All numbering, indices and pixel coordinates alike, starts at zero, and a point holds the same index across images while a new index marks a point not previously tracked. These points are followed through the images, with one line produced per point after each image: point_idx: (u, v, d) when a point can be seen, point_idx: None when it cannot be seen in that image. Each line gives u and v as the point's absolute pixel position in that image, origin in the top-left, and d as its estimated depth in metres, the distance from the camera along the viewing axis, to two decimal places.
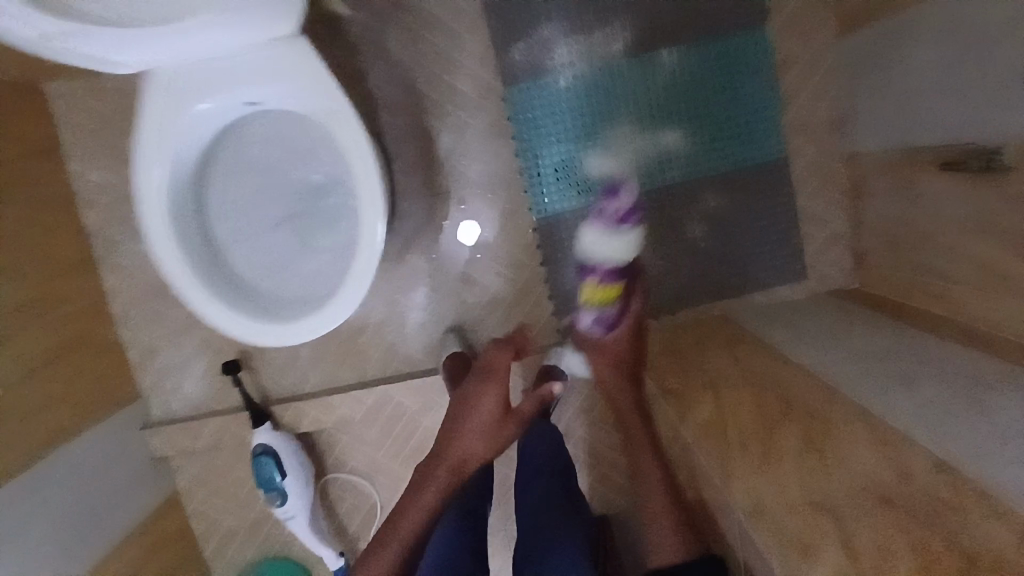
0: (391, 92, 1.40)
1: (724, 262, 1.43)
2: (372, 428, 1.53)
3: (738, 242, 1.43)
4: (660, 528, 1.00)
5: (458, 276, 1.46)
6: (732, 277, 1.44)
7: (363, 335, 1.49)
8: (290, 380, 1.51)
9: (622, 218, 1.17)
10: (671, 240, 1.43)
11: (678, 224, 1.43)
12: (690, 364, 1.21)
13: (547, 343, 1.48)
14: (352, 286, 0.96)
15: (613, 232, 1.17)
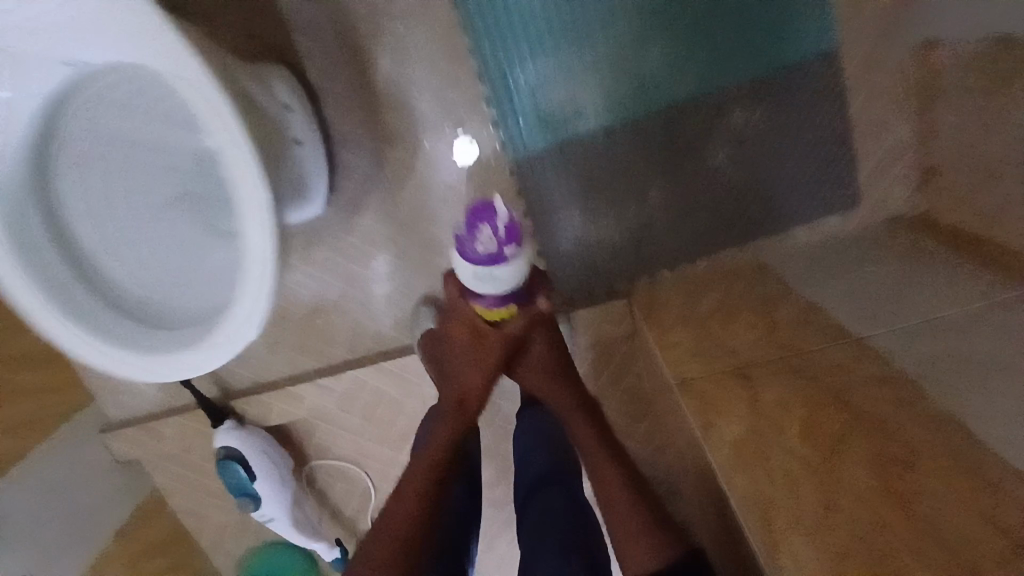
0: (310, 11, 1.07)
1: (749, 196, 1.19)
2: (351, 415, 1.36)
3: (765, 170, 1.18)
4: (628, 531, 0.92)
5: (426, 239, 1.20)
6: (759, 213, 1.19)
7: (323, 315, 1.27)
8: (251, 371, 1.33)
9: (501, 245, 0.83)
10: (683, 173, 1.17)
11: (692, 152, 1.16)
12: (711, 341, 1.00)
13: None
14: (242, 311, 0.75)
15: (495, 266, 0.84)
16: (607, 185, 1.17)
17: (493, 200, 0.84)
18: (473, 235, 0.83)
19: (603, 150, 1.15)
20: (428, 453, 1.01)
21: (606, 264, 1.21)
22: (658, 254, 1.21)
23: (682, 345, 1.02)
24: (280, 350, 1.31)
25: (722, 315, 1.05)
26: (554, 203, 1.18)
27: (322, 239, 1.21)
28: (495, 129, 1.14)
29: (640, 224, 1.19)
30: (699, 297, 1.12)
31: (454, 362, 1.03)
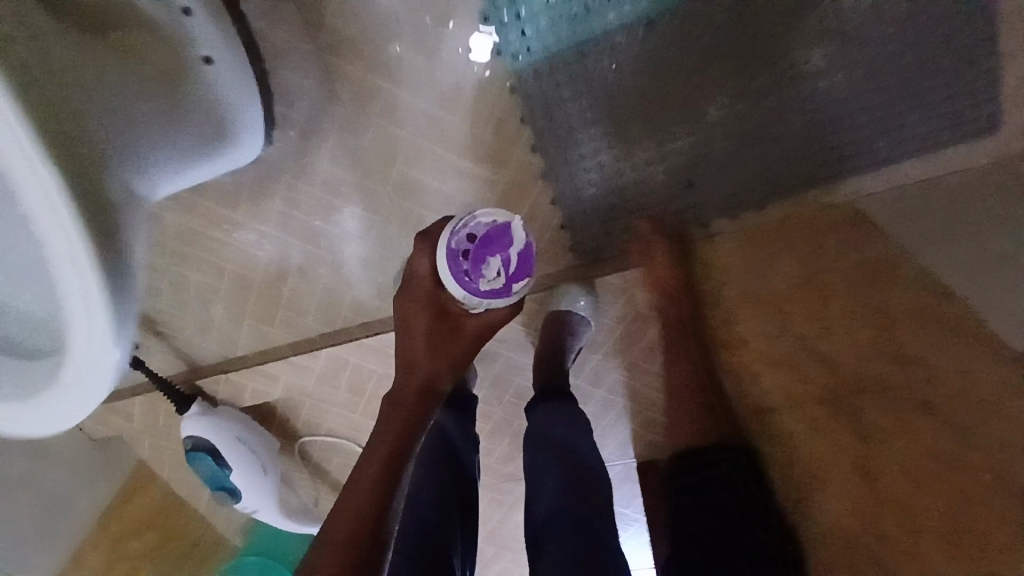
0: None
1: (855, 113, 0.81)
2: (336, 393, 1.15)
3: (881, 74, 0.80)
4: (677, 416, 0.85)
5: (404, 185, 0.92)
6: (869, 138, 0.81)
7: (287, 282, 1.02)
8: (213, 346, 1.11)
9: (509, 278, 0.71)
10: (753, 84, 0.83)
11: (767, 53, 0.82)
12: (797, 343, 0.84)
13: (557, 270, 0.97)
14: (85, 348, 0.53)
15: (498, 298, 0.71)
16: (642, 102, 0.85)
17: (508, 219, 0.71)
18: (478, 263, 0.70)
19: (638, 54, 0.83)
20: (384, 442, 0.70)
21: (639, 212, 0.90)
22: (712, 197, 0.87)
23: (762, 344, 0.86)
24: (241, 321, 1.07)
25: (818, 306, 0.83)
26: (568, 129, 0.87)
27: (272, 190, 0.94)
28: (490, 29, 0.84)
29: (688, 155, 0.86)
30: (780, 261, 0.85)
31: (412, 349, 0.75)
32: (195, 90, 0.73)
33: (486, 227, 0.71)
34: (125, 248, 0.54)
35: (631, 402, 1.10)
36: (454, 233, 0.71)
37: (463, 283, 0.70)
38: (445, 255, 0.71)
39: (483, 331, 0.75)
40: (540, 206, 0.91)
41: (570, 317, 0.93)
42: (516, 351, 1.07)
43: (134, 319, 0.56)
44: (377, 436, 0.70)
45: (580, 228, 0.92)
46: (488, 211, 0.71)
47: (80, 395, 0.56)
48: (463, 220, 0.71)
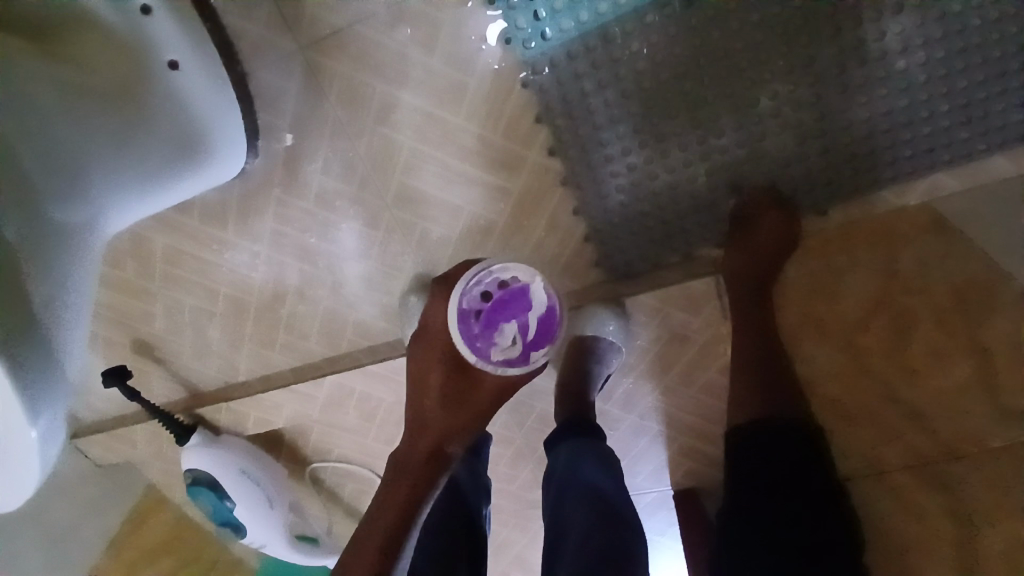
0: None
1: (939, 98, 0.67)
2: (344, 421, 1.05)
3: (984, 47, 0.64)
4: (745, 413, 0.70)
5: (410, 196, 0.82)
6: (951, 126, 0.68)
7: (288, 304, 0.93)
8: (214, 374, 1.03)
9: (526, 344, 0.68)
10: (815, 69, 0.67)
11: (835, 29, 0.65)
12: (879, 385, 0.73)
13: (583, 287, 0.85)
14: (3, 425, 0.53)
15: (514, 365, 0.68)
16: (679, 95, 0.70)
17: (529, 280, 0.68)
18: (492, 329, 0.68)
19: (674, 35, 0.68)
20: (393, 502, 0.67)
21: (673, 221, 0.78)
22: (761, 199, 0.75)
23: (831, 383, 0.75)
24: (239, 345, 0.99)
25: (903, 342, 0.72)
26: (591, 128, 0.74)
27: (262, 207, 0.85)
28: (497, 13, 0.70)
29: (733, 154, 0.73)
30: (854, 283, 0.74)
31: (427, 401, 0.71)
32: (149, 116, 0.66)
33: (502, 288, 0.68)
34: (37, 327, 0.53)
35: (670, 429, 0.98)
36: (466, 291, 0.68)
37: (476, 347, 0.67)
38: (456, 315, 0.68)
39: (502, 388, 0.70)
40: (559, 216, 0.80)
41: (597, 343, 0.83)
42: (537, 376, 0.96)
43: (60, 392, 0.55)
44: (386, 490, 0.68)
45: (609, 241, 0.80)
46: (504, 270, 0.68)
47: (20, 475, 0.57)
48: (477, 277, 0.68)
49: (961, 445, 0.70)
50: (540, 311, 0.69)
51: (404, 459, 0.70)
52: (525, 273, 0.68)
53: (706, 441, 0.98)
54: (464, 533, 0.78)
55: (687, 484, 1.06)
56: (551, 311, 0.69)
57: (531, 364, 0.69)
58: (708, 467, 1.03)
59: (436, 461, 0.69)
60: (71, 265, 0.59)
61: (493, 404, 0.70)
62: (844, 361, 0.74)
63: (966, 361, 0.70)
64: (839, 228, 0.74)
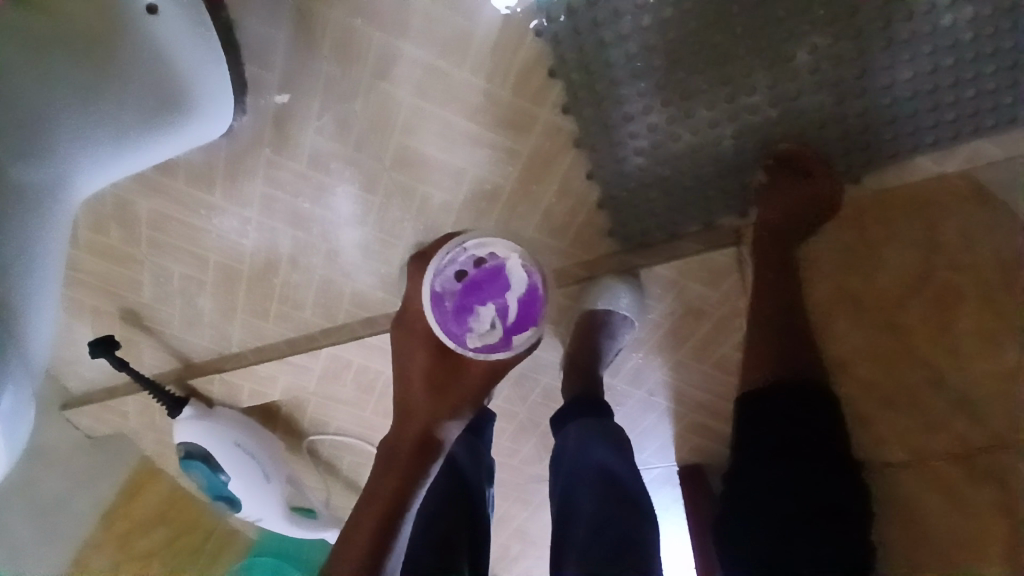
0: None
1: (990, 57, 0.61)
2: (341, 394, 1.02)
3: None
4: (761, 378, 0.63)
5: (410, 158, 0.76)
6: (999, 89, 0.63)
7: (280, 273, 0.88)
8: (205, 345, 0.99)
9: (507, 329, 0.66)
10: (854, 22, 0.61)
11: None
12: (912, 361, 0.68)
13: (593, 258, 0.81)
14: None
15: (496, 352, 0.67)
16: (706, 50, 0.65)
17: (506, 257, 0.66)
18: (468, 312, 0.66)
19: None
20: (383, 497, 0.64)
21: (692, 188, 0.73)
22: None
23: (860, 357, 0.70)
24: (231, 315, 0.94)
25: (938, 317, 0.67)
26: (609, 85, 0.68)
27: (251, 169, 0.79)
28: None
29: (762, 117, 0.68)
30: (885, 253, 0.70)
31: (412, 388, 0.68)
32: (118, 82, 0.61)
33: (477, 266, 0.66)
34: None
35: (678, 406, 0.95)
36: (439, 272, 0.66)
37: (454, 335, 0.66)
38: (429, 299, 0.65)
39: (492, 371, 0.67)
40: (571, 180, 0.75)
41: (609, 317, 0.79)
42: (542, 350, 0.91)
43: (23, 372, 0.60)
44: (374, 487, 0.65)
45: (622, 209, 0.75)
46: (479, 247, 0.65)
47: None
48: (450, 255, 0.66)
49: (1010, 431, 0.62)
50: (521, 290, 0.67)
51: (389, 452, 0.67)
52: (503, 248, 0.66)
53: (714, 417, 0.96)
54: (460, 514, 0.74)
55: (693, 460, 1.04)
56: (533, 290, 0.67)
57: (515, 350, 0.67)
58: (715, 442, 1.00)
59: (424, 449, 0.65)
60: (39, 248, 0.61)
61: (483, 388, 0.68)
62: (870, 334, 0.70)
63: (1012, 341, 0.64)
64: (873, 196, 0.70)
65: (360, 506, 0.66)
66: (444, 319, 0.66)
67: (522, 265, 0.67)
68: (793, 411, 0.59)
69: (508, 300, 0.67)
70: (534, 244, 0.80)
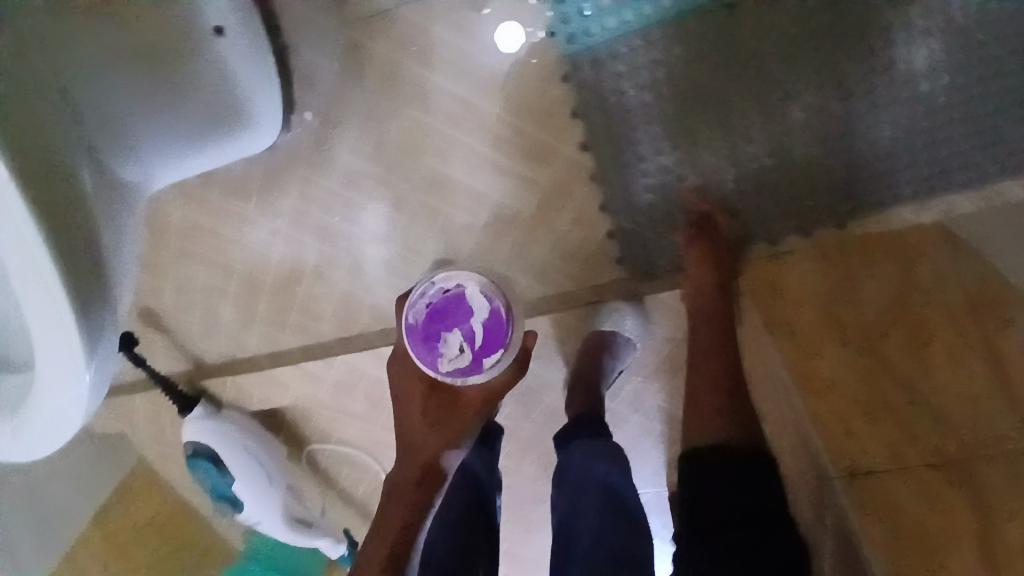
0: None
1: (954, 120, 0.72)
2: (349, 405, 1.05)
3: (1004, 76, 0.70)
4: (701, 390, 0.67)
5: (439, 182, 0.83)
6: (970, 150, 0.72)
7: (304, 283, 0.93)
8: (219, 350, 1.02)
9: (475, 352, 0.68)
10: (837, 88, 0.73)
11: (856, 53, 0.72)
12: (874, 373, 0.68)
13: (602, 285, 0.86)
14: (52, 363, 0.49)
15: (469, 374, 0.68)
16: (713, 102, 0.75)
17: (467, 284, 0.70)
18: (435, 337, 0.69)
19: (708, 44, 0.74)
20: (391, 524, 0.70)
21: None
22: (783, 211, 0.78)
23: (820, 364, 0.70)
24: (249, 323, 0.98)
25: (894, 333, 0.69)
26: (625, 125, 0.77)
27: (288, 183, 0.87)
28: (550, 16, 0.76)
29: (763, 163, 0.76)
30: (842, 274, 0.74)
31: (410, 419, 0.73)
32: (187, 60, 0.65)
33: (443, 296, 0.70)
34: (102, 277, 0.51)
35: (673, 432, 0.99)
36: (412, 307, 0.71)
37: (429, 363, 0.69)
38: (404, 331, 0.71)
39: (482, 396, 0.71)
40: (586, 210, 0.82)
41: (613, 338, 0.84)
42: (547, 370, 0.96)
43: (113, 340, 0.53)
44: (384, 515, 0.71)
45: (632, 240, 0.82)
46: (446, 280, 0.72)
47: (58, 427, 0.54)
48: (422, 289, 0.71)
49: (980, 444, 0.60)
50: (484, 314, 0.69)
51: (393, 484, 0.72)
52: (464, 278, 0.70)
53: None
54: (471, 525, 0.79)
55: None
56: (496, 314, 0.69)
57: (486, 371, 0.68)
58: None
59: (429, 479, 0.71)
60: (123, 204, 0.57)
61: (476, 417, 0.73)
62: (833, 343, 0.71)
63: (978, 360, 0.64)
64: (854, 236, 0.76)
65: (370, 533, 0.72)
66: (420, 351, 0.70)
67: (484, 292, 0.69)
68: (735, 477, 0.59)
69: (472, 325, 0.69)
70: (547, 269, 0.86)
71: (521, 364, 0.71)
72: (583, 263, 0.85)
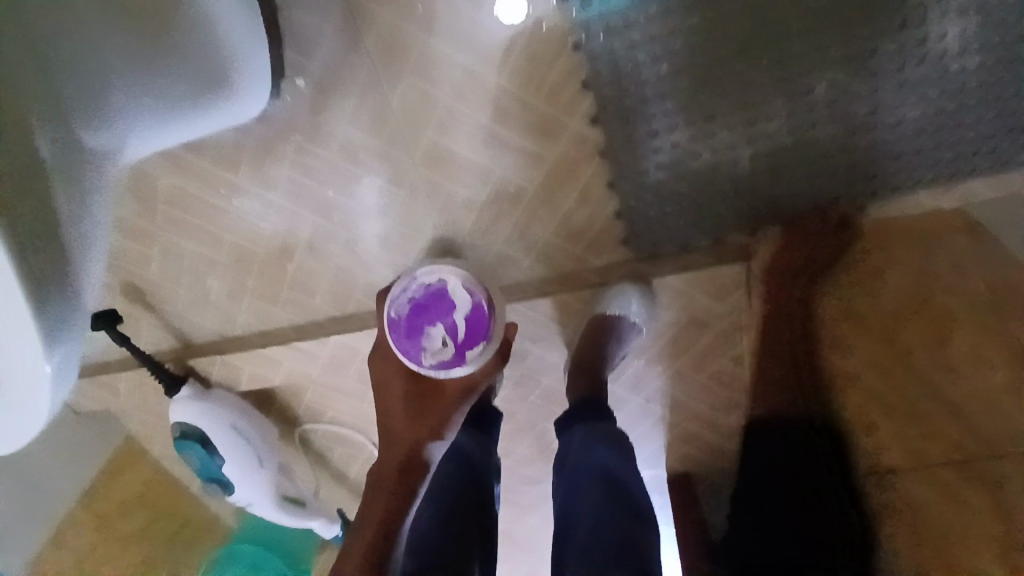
0: None
1: (985, 103, 0.68)
2: (342, 384, 1.02)
3: None
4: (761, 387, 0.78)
5: (440, 155, 0.79)
6: (994, 133, 0.70)
7: (295, 258, 0.89)
8: (207, 327, 0.98)
9: (459, 345, 0.73)
10: (865, 61, 0.68)
11: (890, 25, 0.67)
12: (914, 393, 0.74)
13: (607, 266, 0.83)
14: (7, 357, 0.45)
15: (453, 366, 0.73)
16: (732, 73, 0.70)
17: (447, 278, 0.74)
18: (419, 331, 0.73)
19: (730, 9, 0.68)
20: (375, 513, 0.68)
21: (708, 203, 0.77)
22: (799, 191, 0.75)
23: (873, 377, 0.75)
24: (239, 298, 0.94)
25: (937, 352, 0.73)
26: (637, 98, 0.73)
27: (278, 153, 0.82)
28: None
29: (781, 141, 0.73)
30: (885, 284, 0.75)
31: (394, 416, 0.75)
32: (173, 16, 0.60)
33: (425, 292, 0.75)
34: (59, 266, 0.47)
35: (673, 414, 0.98)
36: (394, 301, 0.75)
37: (414, 357, 0.73)
38: (387, 325, 0.74)
39: (461, 388, 0.75)
40: (592, 188, 0.78)
41: (618, 322, 0.82)
42: (547, 352, 0.93)
43: (74, 327, 0.49)
44: (367, 508, 0.70)
45: (640, 219, 0.79)
46: (427, 274, 0.75)
47: (18, 415, 0.50)
48: (404, 285, 0.75)
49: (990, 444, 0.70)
50: (466, 308, 0.74)
51: (378, 477, 0.72)
52: (444, 273, 0.75)
53: (707, 427, 0.99)
54: (466, 511, 0.76)
55: (682, 470, 1.06)
56: (477, 308, 0.74)
57: (469, 363, 0.73)
58: (705, 453, 1.03)
59: (410, 471, 0.70)
60: (89, 181, 0.53)
61: (456, 411, 0.74)
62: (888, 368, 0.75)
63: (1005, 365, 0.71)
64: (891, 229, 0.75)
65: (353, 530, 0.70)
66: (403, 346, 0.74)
67: (465, 286, 0.74)
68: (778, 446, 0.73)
69: (455, 318, 0.74)
70: (550, 248, 0.83)
71: (499, 358, 0.77)
72: (588, 242, 0.82)
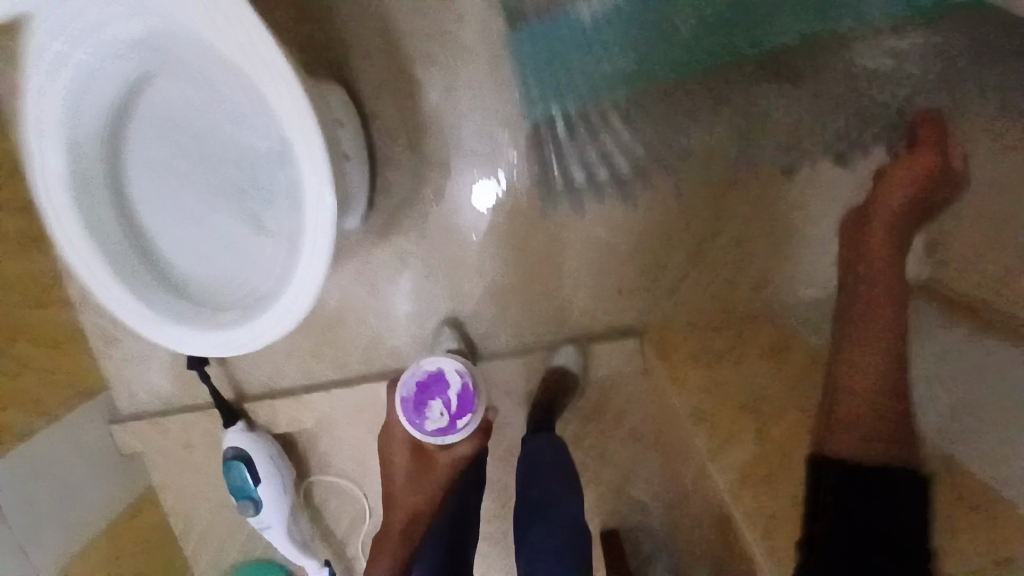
0: (376, 61, 1.22)
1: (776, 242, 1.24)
2: (355, 433, 1.35)
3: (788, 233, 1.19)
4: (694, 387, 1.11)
5: (455, 261, 1.28)
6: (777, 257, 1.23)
7: (345, 326, 1.31)
8: (266, 376, 1.34)
9: (452, 415, 1.08)
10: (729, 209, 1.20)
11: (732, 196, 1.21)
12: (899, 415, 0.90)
13: (553, 340, 1.30)
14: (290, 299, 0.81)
15: (447, 431, 1.07)
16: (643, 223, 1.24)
17: (443, 371, 1.10)
18: (424, 406, 1.08)
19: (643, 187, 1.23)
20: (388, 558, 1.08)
21: (633, 286, 1.28)
22: (675, 297, 1.29)
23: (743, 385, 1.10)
24: (296, 355, 1.32)
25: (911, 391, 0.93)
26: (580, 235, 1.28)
27: (350, 254, 1.28)
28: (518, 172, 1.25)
29: (654, 262, 1.27)
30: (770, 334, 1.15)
31: (395, 485, 1.14)
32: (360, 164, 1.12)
33: (428, 376, 1.09)
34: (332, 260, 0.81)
35: (600, 463, 1.35)
36: (405, 385, 1.09)
37: (421, 426, 1.07)
38: (399, 402, 1.09)
39: (448, 466, 1.11)
40: (549, 290, 1.28)
41: (563, 373, 1.25)
42: (512, 407, 1.32)
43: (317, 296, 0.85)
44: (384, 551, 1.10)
45: (572, 308, 1.29)
46: (429, 364, 1.09)
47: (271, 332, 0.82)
48: (413, 372, 1.09)
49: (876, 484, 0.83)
50: (458, 388, 1.09)
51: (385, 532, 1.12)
52: (441, 365, 1.09)
53: (626, 476, 1.36)
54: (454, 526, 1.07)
55: (611, 521, 1.39)
56: (465, 388, 1.09)
57: (459, 429, 1.08)
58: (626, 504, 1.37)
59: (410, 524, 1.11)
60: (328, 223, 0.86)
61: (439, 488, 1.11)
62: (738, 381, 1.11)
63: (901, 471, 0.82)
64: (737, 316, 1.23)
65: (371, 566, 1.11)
66: (413, 420, 1.08)
67: (457, 373, 1.09)
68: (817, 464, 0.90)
69: (449, 395, 1.09)
70: (518, 325, 1.30)
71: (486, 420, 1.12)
72: (543, 322, 1.29)
